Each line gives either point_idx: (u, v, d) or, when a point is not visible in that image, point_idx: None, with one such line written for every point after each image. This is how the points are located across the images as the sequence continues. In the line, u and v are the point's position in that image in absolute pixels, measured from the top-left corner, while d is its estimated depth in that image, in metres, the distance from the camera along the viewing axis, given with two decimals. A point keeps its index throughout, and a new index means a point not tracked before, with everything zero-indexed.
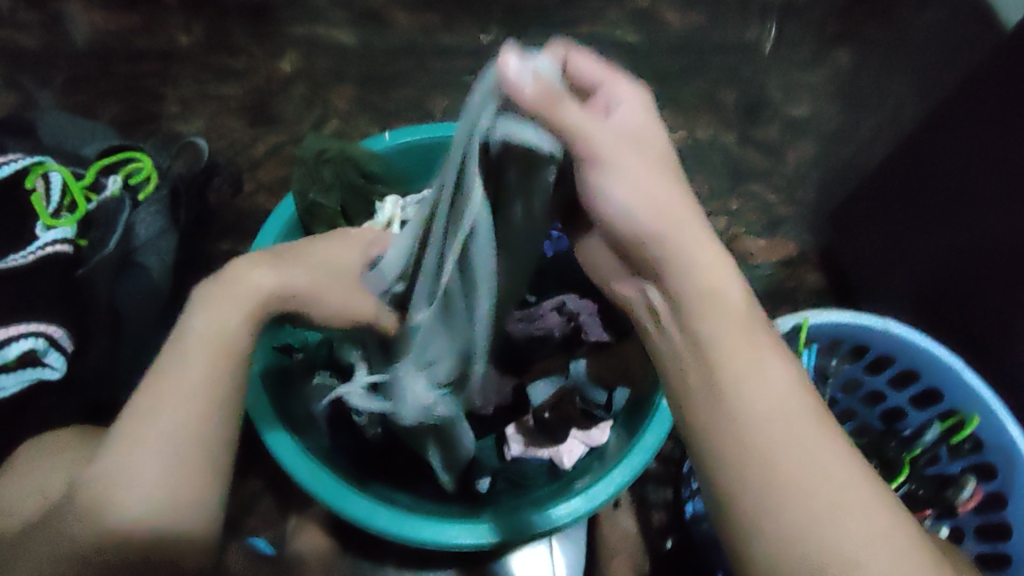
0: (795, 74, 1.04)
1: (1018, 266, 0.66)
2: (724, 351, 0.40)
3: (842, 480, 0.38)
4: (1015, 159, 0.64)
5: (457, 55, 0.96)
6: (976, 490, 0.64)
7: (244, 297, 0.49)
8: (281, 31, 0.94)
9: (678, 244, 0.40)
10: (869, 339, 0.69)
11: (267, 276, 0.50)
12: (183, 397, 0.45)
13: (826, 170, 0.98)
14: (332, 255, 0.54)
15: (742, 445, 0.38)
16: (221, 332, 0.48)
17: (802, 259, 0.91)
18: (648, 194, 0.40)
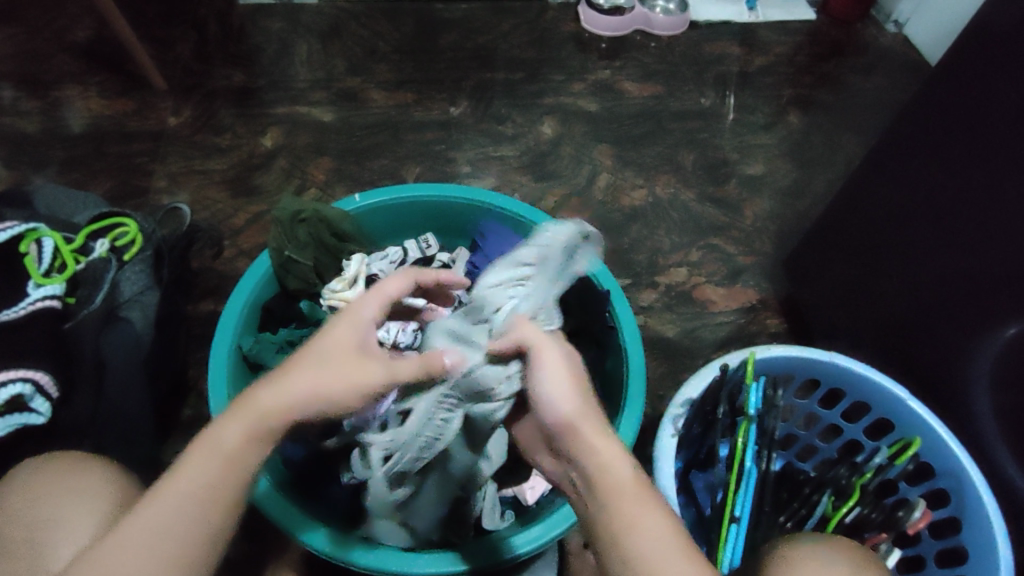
0: (750, 136, 1.10)
1: (964, 295, 0.71)
2: (590, 475, 0.42)
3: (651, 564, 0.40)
4: (941, 195, 0.70)
5: (429, 128, 1.04)
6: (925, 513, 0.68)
7: (252, 410, 0.43)
8: (265, 111, 1.02)
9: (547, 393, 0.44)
10: (817, 371, 0.73)
11: (272, 396, 0.43)
12: (186, 507, 0.41)
13: (782, 222, 1.02)
14: (337, 343, 0.46)
15: (605, 520, 0.41)
16: (235, 451, 0.42)
17: (762, 306, 0.96)
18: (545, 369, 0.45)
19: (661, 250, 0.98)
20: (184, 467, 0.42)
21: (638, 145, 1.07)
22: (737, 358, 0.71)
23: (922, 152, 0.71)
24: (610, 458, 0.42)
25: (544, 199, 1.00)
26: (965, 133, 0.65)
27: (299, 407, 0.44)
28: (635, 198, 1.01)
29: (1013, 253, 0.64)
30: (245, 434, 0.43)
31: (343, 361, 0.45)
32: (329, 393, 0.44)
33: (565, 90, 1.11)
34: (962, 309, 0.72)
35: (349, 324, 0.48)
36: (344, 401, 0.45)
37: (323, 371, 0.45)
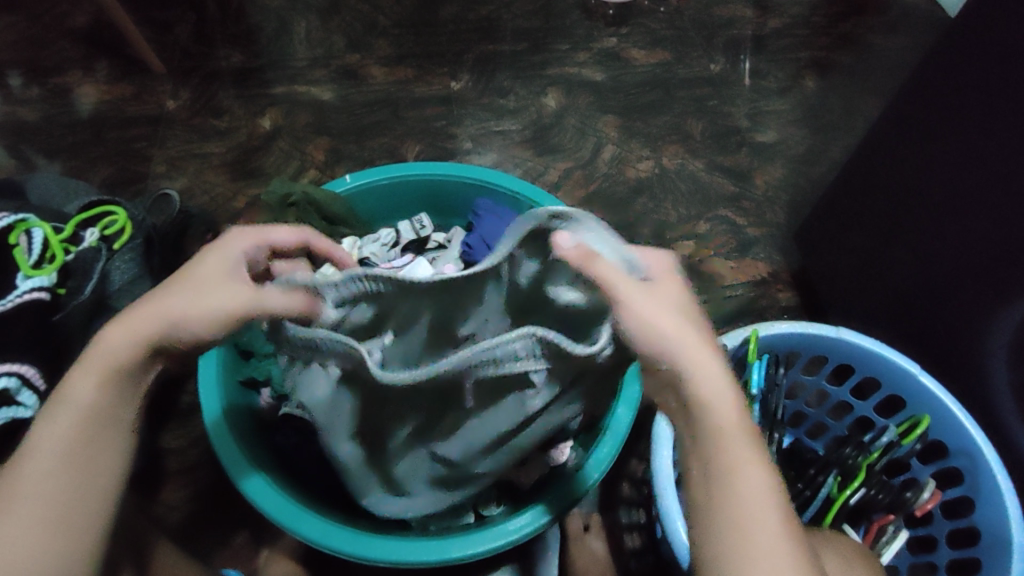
0: (762, 102, 1.06)
1: (978, 269, 0.67)
2: (702, 396, 0.43)
3: (753, 486, 0.42)
4: (956, 161, 0.66)
5: (430, 104, 1.02)
6: (936, 493, 0.66)
7: (103, 353, 0.45)
8: (264, 91, 1.01)
9: (650, 326, 0.43)
10: (823, 348, 0.70)
11: (120, 332, 0.46)
12: (51, 453, 0.44)
13: (796, 192, 0.99)
14: (190, 273, 0.48)
15: (713, 444, 0.43)
16: (80, 394, 0.45)
17: (774, 279, 0.93)
18: (659, 299, 0.44)
19: (666, 223, 0.95)
20: (44, 426, 0.44)
21: (645, 115, 1.03)
22: (739, 336, 0.67)
23: (939, 115, 0.67)
24: (713, 393, 0.43)
25: (547, 173, 0.98)
26: (982, 96, 0.61)
27: (150, 335, 0.46)
28: (640, 169, 0.99)
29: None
30: (96, 375, 0.45)
31: (188, 292, 0.47)
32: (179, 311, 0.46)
33: (569, 58, 1.08)
34: (973, 283, 0.69)
35: (220, 256, 0.49)
36: (188, 315, 0.46)
37: (184, 299, 0.46)
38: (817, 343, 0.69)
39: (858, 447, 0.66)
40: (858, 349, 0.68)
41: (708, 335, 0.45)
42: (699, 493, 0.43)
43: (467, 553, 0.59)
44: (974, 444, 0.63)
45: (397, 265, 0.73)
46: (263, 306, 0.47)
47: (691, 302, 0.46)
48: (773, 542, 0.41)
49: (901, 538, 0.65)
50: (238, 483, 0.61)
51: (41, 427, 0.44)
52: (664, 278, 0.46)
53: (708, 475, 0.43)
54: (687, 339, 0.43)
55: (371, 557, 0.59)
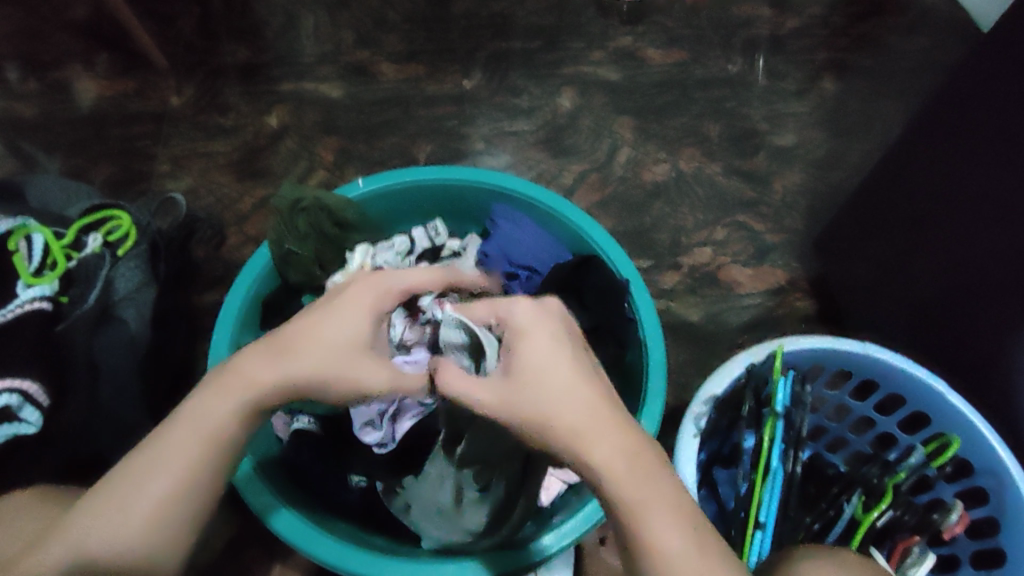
0: (781, 104, 1.04)
1: (994, 289, 0.66)
2: (577, 441, 0.41)
3: (666, 520, 0.39)
4: (985, 176, 0.64)
5: (441, 102, 1.00)
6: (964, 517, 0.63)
7: (256, 390, 0.46)
8: (271, 89, 0.99)
9: (513, 403, 0.43)
10: (848, 363, 0.68)
11: (272, 372, 0.47)
12: (191, 465, 0.45)
13: (816, 198, 0.97)
14: (346, 328, 0.50)
15: (610, 489, 0.40)
16: (226, 427, 0.46)
17: (792, 287, 0.91)
18: (518, 365, 0.45)
19: (682, 229, 0.93)
20: (184, 445, 0.45)
21: (661, 117, 1.01)
22: (765, 350, 0.66)
23: (972, 128, 0.64)
24: (589, 435, 0.41)
25: (561, 176, 0.96)
26: (1015, 112, 0.59)
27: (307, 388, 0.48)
28: (656, 173, 0.97)
29: None
30: (245, 412, 0.46)
31: (350, 354, 0.50)
32: (331, 375, 0.49)
33: (584, 57, 1.05)
34: (988, 301, 0.67)
35: (367, 310, 0.52)
36: (354, 379, 0.50)
37: (338, 355, 0.49)
38: (843, 358, 0.67)
39: (884, 467, 0.65)
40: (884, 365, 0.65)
41: (576, 368, 0.44)
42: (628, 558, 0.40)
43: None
44: (1001, 467, 0.61)
45: None
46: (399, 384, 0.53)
47: (557, 342, 0.46)
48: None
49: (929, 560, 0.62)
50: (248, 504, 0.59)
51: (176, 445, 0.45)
52: (522, 335, 0.47)
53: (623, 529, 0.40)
54: (545, 395, 0.43)
55: None
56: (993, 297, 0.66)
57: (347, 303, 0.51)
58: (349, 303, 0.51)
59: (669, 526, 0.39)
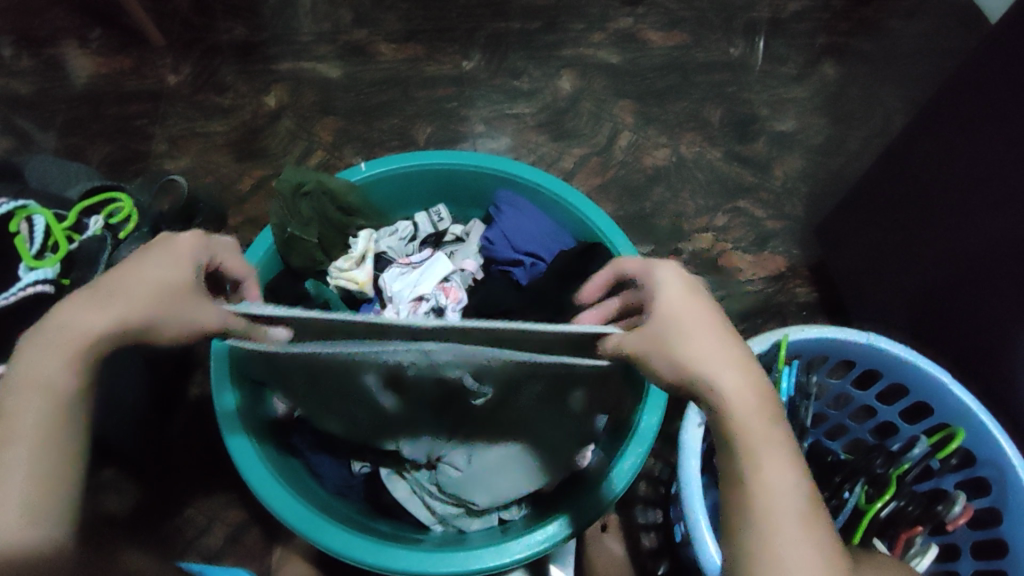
0: (781, 89, 1.03)
1: (997, 280, 0.66)
2: (728, 390, 0.43)
3: (791, 486, 0.41)
4: (990, 167, 0.64)
5: (441, 83, 0.99)
6: (966, 506, 0.64)
7: (77, 332, 0.43)
8: (268, 68, 0.98)
9: (673, 342, 0.45)
10: (852, 353, 0.68)
11: (92, 317, 0.43)
12: (32, 413, 0.41)
13: (815, 184, 0.97)
14: (151, 276, 0.46)
15: (744, 440, 0.42)
16: (51, 372, 0.42)
17: (792, 273, 0.92)
18: (677, 309, 0.47)
19: (683, 214, 0.93)
20: (13, 405, 0.41)
21: (662, 101, 1.00)
22: (769, 339, 0.66)
23: (977, 118, 0.64)
24: (732, 385, 0.43)
25: (562, 160, 0.95)
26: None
27: (124, 332, 0.44)
28: (657, 158, 0.96)
29: None
30: (67, 357, 0.42)
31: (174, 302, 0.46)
32: (139, 322, 0.45)
33: (585, 39, 1.04)
34: (990, 292, 0.67)
35: (182, 262, 0.47)
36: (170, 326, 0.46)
37: (145, 295, 0.45)
38: (847, 348, 0.67)
39: (889, 459, 0.66)
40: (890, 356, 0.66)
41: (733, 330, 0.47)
42: (734, 507, 0.41)
43: (492, 565, 0.58)
44: (1005, 458, 0.62)
45: (415, 261, 0.74)
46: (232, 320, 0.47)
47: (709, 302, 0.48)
48: (815, 545, 0.39)
49: (931, 551, 0.65)
50: (267, 507, 0.60)
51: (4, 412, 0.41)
52: (677, 286, 0.48)
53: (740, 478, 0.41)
54: (701, 345, 0.45)
55: (392, 568, 0.58)
56: (997, 289, 0.66)
57: (160, 256, 0.47)
58: (162, 255, 0.47)
59: (794, 491, 0.41)
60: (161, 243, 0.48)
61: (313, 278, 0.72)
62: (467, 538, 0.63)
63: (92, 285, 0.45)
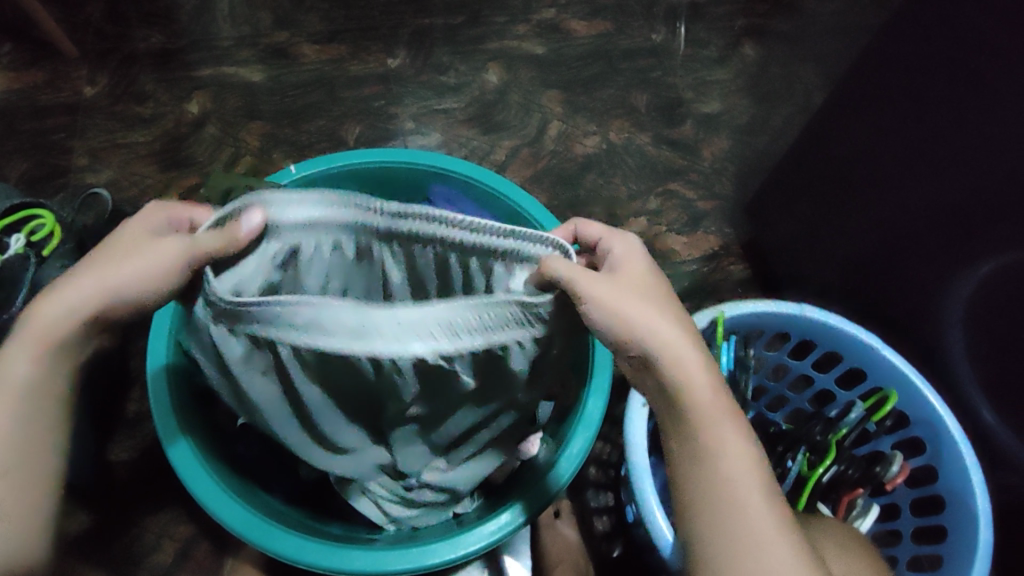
0: (704, 72, 1.05)
1: (930, 244, 0.69)
2: (693, 385, 0.46)
3: (748, 480, 0.45)
4: (900, 139, 0.67)
5: (368, 82, 0.98)
6: (903, 466, 0.68)
7: (39, 326, 0.46)
8: (189, 74, 0.96)
9: (643, 315, 0.47)
10: (787, 325, 0.70)
11: (50, 304, 0.46)
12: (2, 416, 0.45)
13: (741, 163, 0.99)
14: (119, 243, 0.48)
15: (707, 437, 0.46)
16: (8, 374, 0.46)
17: (725, 251, 0.94)
18: (636, 284, 0.50)
19: (616, 200, 0.95)
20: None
21: (588, 89, 1.02)
22: (706, 318, 0.68)
23: (883, 92, 0.67)
24: (692, 374, 0.47)
25: (494, 152, 0.96)
26: (934, 77, 0.61)
27: (84, 307, 0.46)
28: (588, 146, 0.98)
29: (982, 204, 0.62)
30: (31, 349, 0.46)
31: (136, 253, 0.47)
32: (99, 290, 0.46)
33: (509, 31, 1.04)
34: (922, 255, 0.71)
35: (149, 225, 0.50)
36: (131, 282, 0.46)
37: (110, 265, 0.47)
38: (781, 321, 0.69)
39: (827, 425, 0.69)
40: (823, 326, 0.68)
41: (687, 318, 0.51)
42: (701, 492, 0.46)
43: (451, 557, 0.58)
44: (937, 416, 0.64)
45: None
46: (191, 246, 0.45)
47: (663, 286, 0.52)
48: (772, 530, 0.44)
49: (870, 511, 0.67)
50: (235, 532, 0.59)
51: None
52: (630, 264, 0.52)
53: (712, 468, 0.46)
54: (661, 324, 0.47)
55: (349, 569, 0.58)
56: (931, 253, 0.69)
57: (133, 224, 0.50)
58: (135, 222, 0.50)
59: (752, 479, 0.45)
60: (137, 216, 0.51)
61: None
62: (422, 534, 0.63)
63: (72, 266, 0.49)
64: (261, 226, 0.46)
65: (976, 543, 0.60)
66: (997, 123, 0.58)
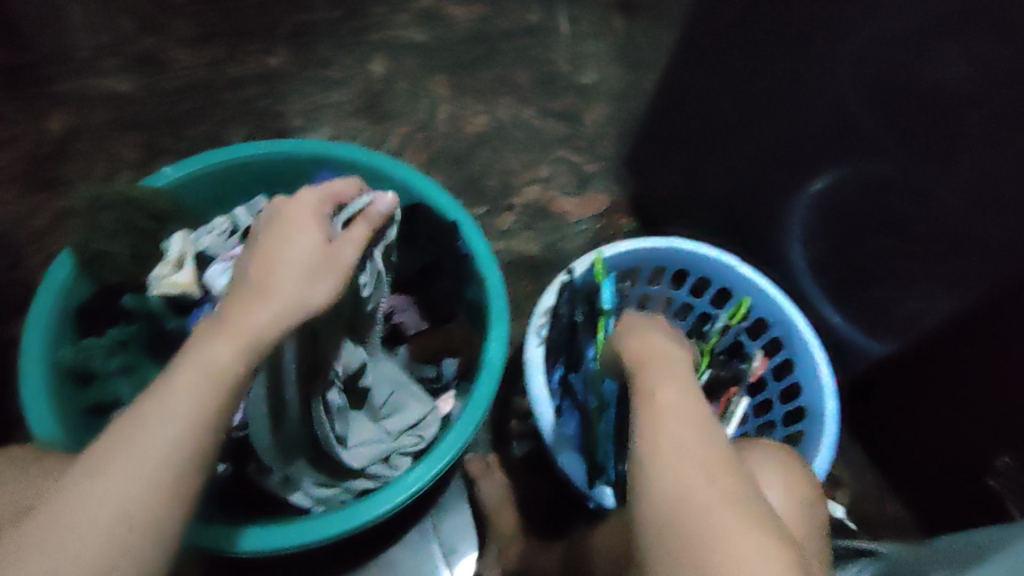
0: (580, 45, 1.09)
1: (772, 176, 0.76)
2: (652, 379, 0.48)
3: (701, 454, 0.42)
4: (737, 87, 0.73)
5: (247, 83, 0.98)
6: (762, 359, 0.75)
7: (247, 331, 0.45)
8: (47, 90, 0.92)
9: (639, 346, 0.52)
10: (659, 258, 0.76)
11: (261, 311, 0.46)
12: (202, 391, 0.43)
13: (623, 125, 1.05)
14: (292, 245, 0.50)
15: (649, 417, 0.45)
16: (218, 364, 0.44)
17: (616, 208, 0.99)
18: (644, 333, 0.54)
19: (508, 172, 0.99)
20: (175, 393, 0.42)
21: (472, 71, 1.04)
22: (585, 261, 0.74)
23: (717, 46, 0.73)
24: (655, 372, 0.48)
25: (386, 140, 0.98)
26: (745, 31, 0.67)
27: (294, 312, 0.47)
28: (476, 124, 1.01)
29: (799, 134, 0.69)
30: (239, 350, 0.44)
31: (317, 263, 0.49)
32: (296, 293, 0.47)
33: (389, 21, 1.05)
34: (769, 184, 0.77)
35: (309, 224, 0.52)
36: (320, 289, 0.49)
37: (287, 271, 0.48)
38: (648, 255, 0.75)
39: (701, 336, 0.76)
40: (685, 254, 0.75)
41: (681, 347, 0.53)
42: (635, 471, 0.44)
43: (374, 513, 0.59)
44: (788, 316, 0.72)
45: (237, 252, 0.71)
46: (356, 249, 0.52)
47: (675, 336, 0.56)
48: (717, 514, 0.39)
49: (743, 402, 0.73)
50: None
51: (145, 413, 0.42)
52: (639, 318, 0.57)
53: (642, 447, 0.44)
54: (648, 347, 0.51)
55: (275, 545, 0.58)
56: (775, 185, 0.76)
57: (291, 225, 0.51)
58: (293, 223, 0.52)
59: (707, 467, 0.42)
60: (288, 215, 0.53)
61: (133, 291, 0.72)
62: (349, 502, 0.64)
63: (248, 273, 0.49)
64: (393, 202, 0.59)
65: (826, 410, 0.68)
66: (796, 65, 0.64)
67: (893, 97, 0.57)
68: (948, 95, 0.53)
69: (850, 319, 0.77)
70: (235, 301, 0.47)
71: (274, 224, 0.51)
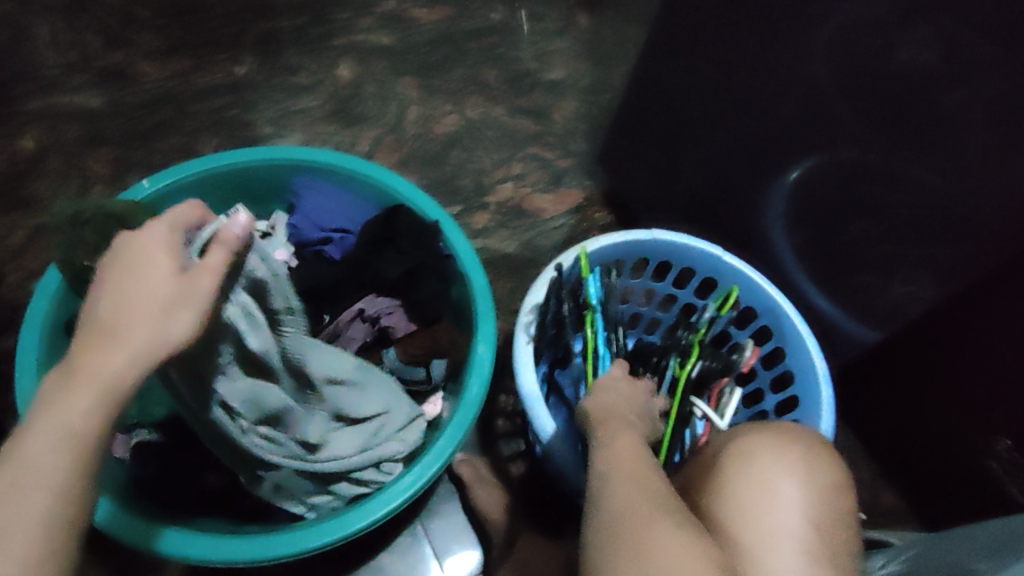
0: (546, 43, 1.11)
1: (747, 161, 0.77)
2: (607, 440, 0.54)
3: (648, 495, 0.47)
4: (710, 76, 0.74)
5: (216, 93, 0.97)
6: (756, 351, 0.74)
7: (97, 380, 0.40)
8: (15, 109, 0.92)
9: (597, 402, 0.60)
10: (642, 251, 0.77)
11: (111, 358, 0.40)
12: (59, 451, 0.39)
13: (594, 120, 1.06)
14: (139, 283, 0.43)
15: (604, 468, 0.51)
16: (74, 422, 0.39)
17: (590, 202, 1.00)
18: (607, 385, 0.63)
19: (481, 171, 0.99)
20: (27, 456, 0.39)
21: (440, 72, 1.05)
22: (571, 256, 0.75)
23: (688, 37, 0.74)
24: (610, 432, 0.55)
25: (357, 144, 0.98)
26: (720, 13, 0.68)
27: (150, 356, 0.41)
28: (447, 124, 1.01)
29: (773, 119, 0.70)
30: (96, 404, 0.40)
31: (172, 300, 0.42)
32: (152, 335, 0.41)
33: (355, 26, 1.06)
34: (745, 169, 0.78)
35: (157, 255, 0.44)
36: (181, 326, 0.42)
37: (135, 312, 0.41)
38: (632, 248, 0.76)
39: (688, 328, 0.77)
40: (669, 245, 0.76)
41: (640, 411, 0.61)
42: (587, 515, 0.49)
43: (374, 518, 0.62)
44: (774, 301, 0.74)
45: None
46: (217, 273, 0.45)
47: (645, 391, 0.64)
48: (658, 537, 0.44)
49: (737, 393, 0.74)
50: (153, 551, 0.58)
51: (2, 486, 0.38)
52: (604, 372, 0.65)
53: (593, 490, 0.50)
54: (605, 405, 0.59)
55: (270, 555, 0.59)
56: (751, 170, 0.77)
57: (133, 258, 0.44)
58: (135, 256, 0.44)
59: (642, 499, 0.47)
60: (129, 245, 0.45)
61: None
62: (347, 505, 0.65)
63: (89, 314, 0.42)
64: (248, 220, 0.49)
65: (821, 396, 0.69)
66: (767, 49, 0.65)
67: (871, 72, 0.58)
68: (919, 76, 0.54)
69: (836, 303, 0.78)
70: (82, 347, 0.41)
71: (117, 256, 0.44)
